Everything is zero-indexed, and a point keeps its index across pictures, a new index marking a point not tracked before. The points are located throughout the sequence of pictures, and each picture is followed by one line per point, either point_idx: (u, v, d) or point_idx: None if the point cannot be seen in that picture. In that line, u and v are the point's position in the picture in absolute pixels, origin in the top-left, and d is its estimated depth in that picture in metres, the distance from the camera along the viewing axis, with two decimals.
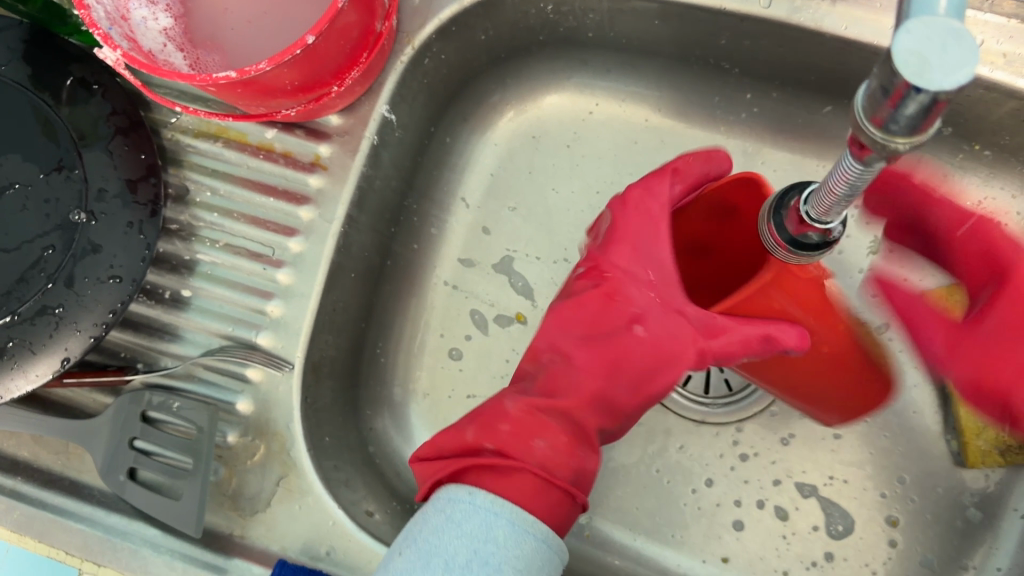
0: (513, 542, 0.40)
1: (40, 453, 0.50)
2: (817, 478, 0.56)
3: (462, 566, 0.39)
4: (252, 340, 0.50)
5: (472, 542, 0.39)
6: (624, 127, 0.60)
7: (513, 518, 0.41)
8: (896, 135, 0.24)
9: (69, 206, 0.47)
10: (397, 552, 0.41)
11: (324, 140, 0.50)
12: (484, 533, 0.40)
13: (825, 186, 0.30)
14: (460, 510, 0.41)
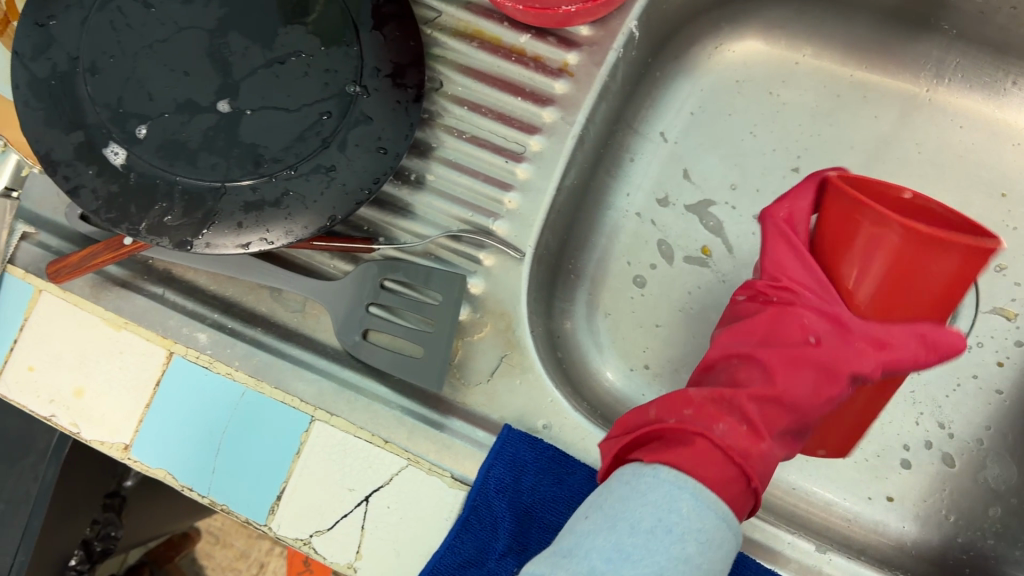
0: (697, 516, 0.37)
1: (278, 310, 0.54)
2: (976, 429, 0.58)
3: (648, 531, 0.37)
4: (489, 227, 0.53)
5: (656, 509, 0.37)
6: (826, 81, 0.63)
7: (698, 491, 0.38)
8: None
9: (346, 78, 0.50)
10: (580, 517, 0.40)
11: (574, 49, 0.53)
12: (669, 503, 0.38)
13: None
14: (645, 482, 0.39)
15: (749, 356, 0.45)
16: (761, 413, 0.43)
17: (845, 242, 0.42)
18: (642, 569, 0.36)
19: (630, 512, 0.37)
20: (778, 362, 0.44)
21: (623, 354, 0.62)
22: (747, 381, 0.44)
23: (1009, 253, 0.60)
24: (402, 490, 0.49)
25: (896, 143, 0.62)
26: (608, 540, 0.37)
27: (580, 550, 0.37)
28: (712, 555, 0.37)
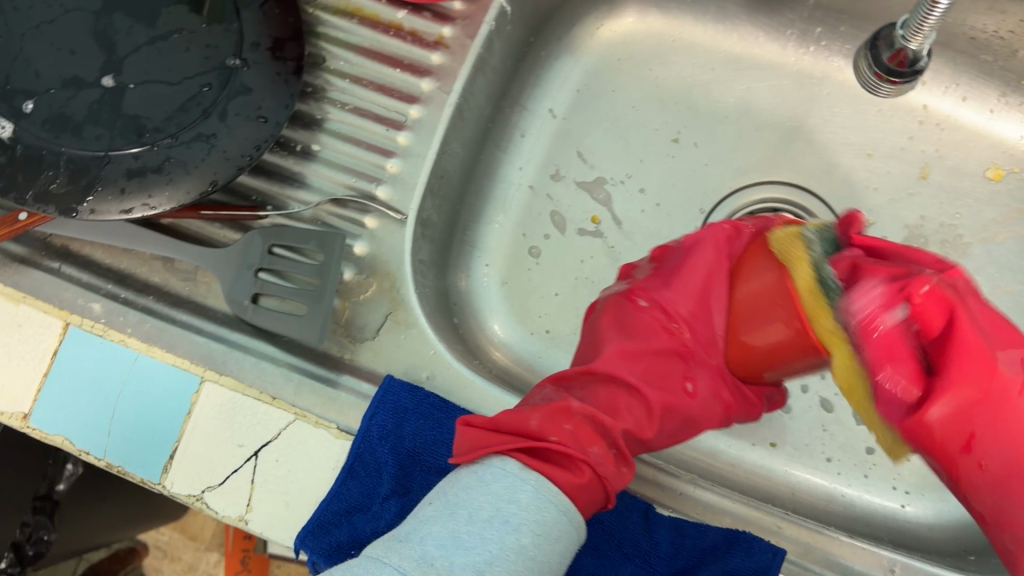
0: (535, 508, 0.43)
1: (170, 279, 0.56)
2: None
3: (485, 520, 0.43)
4: (372, 192, 0.55)
5: (496, 500, 0.43)
6: (701, 54, 0.67)
7: (536, 484, 0.44)
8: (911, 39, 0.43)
9: (226, 52, 0.53)
10: (427, 504, 0.45)
11: (448, 23, 0.57)
12: (510, 494, 0.43)
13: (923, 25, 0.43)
14: (491, 473, 0.45)
15: (629, 356, 0.52)
16: (607, 400, 0.50)
17: (771, 304, 0.48)
18: (473, 555, 0.41)
19: (470, 502, 0.43)
20: (642, 367, 0.52)
21: (519, 319, 0.64)
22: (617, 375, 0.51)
23: (876, 206, 0.63)
24: (290, 443, 0.51)
25: (767, 111, 0.65)
26: (446, 528, 0.42)
27: (419, 534, 0.42)
28: (546, 545, 0.43)
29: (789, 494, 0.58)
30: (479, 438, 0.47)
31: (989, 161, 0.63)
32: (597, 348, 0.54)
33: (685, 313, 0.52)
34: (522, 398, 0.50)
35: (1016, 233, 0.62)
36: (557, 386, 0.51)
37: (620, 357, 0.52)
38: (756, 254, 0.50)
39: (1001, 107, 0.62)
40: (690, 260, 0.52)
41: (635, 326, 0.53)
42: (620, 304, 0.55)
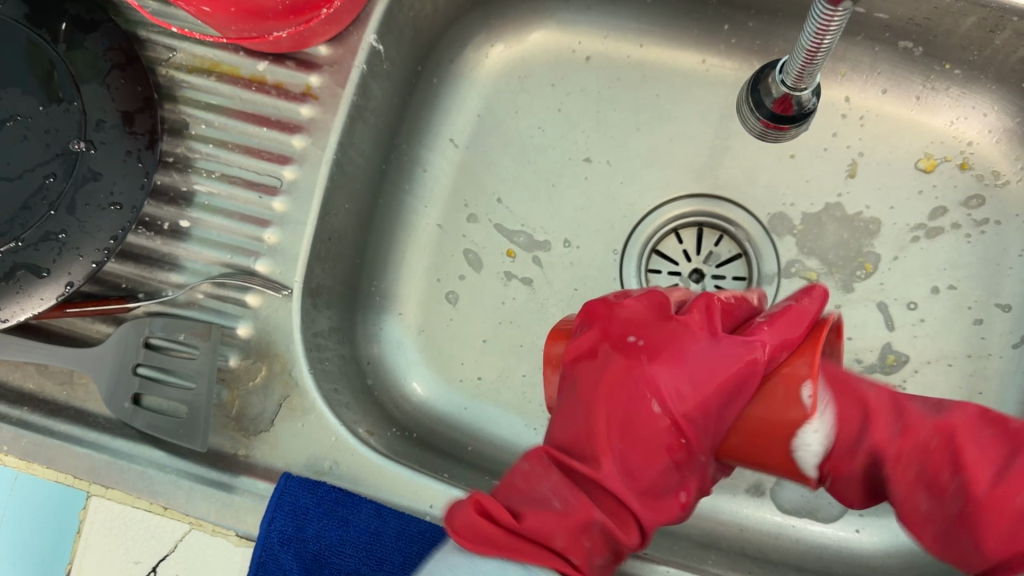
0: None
1: (46, 384, 0.51)
2: None
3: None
4: (251, 267, 0.51)
5: (516, 571, 0.38)
6: (606, 64, 0.62)
7: (603, 543, 0.39)
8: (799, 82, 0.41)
9: (69, 136, 0.48)
10: (421, 572, 0.39)
11: (314, 71, 0.52)
12: (565, 563, 0.38)
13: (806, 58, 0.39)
14: (536, 547, 0.39)
15: (606, 434, 0.42)
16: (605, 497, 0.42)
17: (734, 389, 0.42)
18: None
19: (478, 573, 0.37)
20: (657, 463, 0.42)
21: (439, 370, 0.60)
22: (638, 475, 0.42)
23: (803, 211, 0.59)
24: (188, 554, 0.48)
25: (681, 119, 0.61)
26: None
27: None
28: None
29: (736, 531, 0.55)
30: (501, 537, 0.39)
31: (921, 152, 0.58)
32: (624, 417, 0.43)
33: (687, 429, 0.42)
34: (529, 485, 0.42)
35: (954, 227, 0.57)
36: (537, 458, 0.43)
37: (594, 420, 0.43)
38: (731, 338, 0.42)
39: (928, 92, 0.58)
40: (653, 322, 0.45)
41: (609, 381, 0.43)
42: (673, 366, 0.43)
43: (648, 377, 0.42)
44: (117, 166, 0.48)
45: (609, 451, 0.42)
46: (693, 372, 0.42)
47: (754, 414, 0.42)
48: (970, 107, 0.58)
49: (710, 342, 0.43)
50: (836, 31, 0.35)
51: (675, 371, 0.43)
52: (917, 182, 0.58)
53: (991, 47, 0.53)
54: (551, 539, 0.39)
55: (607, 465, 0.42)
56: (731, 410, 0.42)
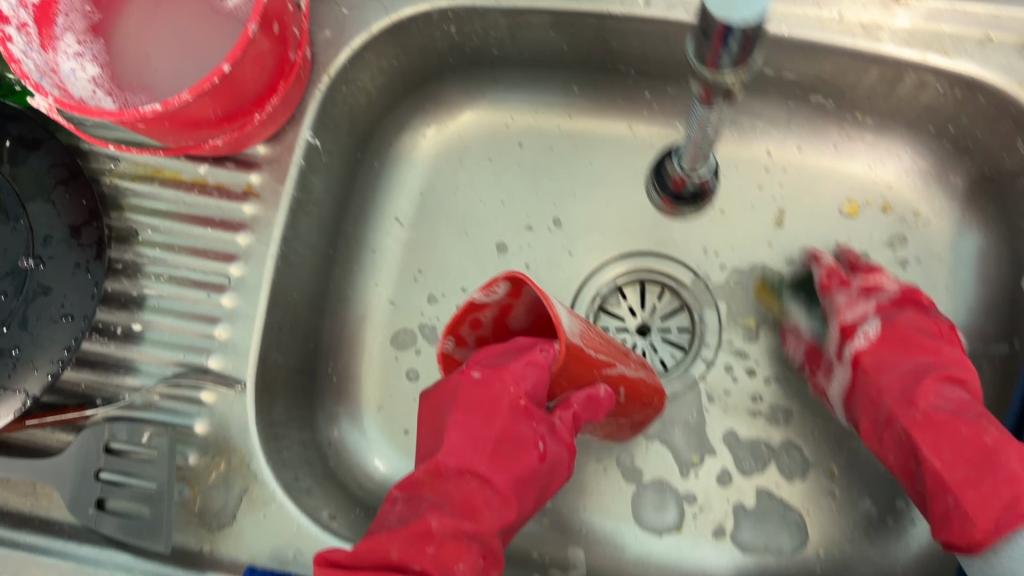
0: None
1: (9, 496, 0.52)
2: (739, 426, 0.60)
3: None
4: (204, 364, 0.52)
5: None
6: (540, 136, 0.65)
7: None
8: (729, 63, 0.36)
9: (18, 254, 0.50)
10: None
11: (254, 170, 0.53)
12: None
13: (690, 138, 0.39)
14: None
15: (456, 452, 0.46)
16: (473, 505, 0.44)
17: (466, 403, 0.46)
18: None
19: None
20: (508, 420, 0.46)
21: (402, 446, 0.61)
22: (478, 498, 0.44)
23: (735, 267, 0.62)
24: None
25: (613, 183, 0.64)
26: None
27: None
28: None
29: None
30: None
31: (843, 197, 0.62)
32: (467, 437, 0.46)
33: (496, 423, 0.46)
34: (377, 524, 0.46)
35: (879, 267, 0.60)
36: (406, 495, 0.46)
37: (485, 447, 0.45)
38: (468, 368, 0.47)
39: (845, 141, 0.61)
40: (472, 372, 0.47)
41: (482, 399, 0.46)
42: (521, 372, 0.46)
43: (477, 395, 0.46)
44: (68, 280, 0.50)
45: (492, 472, 0.45)
46: (478, 424, 0.46)
47: (500, 387, 0.46)
48: (885, 152, 0.61)
49: (481, 375, 0.46)
50: None
51: (476, 385, 0.46)
52: (844, 226, 0.62)
53: (896, 98, 0.55)
54: (463, 467, 0.45)
55: (495, 471, 0.45)
56: (502, 413, 0.46)
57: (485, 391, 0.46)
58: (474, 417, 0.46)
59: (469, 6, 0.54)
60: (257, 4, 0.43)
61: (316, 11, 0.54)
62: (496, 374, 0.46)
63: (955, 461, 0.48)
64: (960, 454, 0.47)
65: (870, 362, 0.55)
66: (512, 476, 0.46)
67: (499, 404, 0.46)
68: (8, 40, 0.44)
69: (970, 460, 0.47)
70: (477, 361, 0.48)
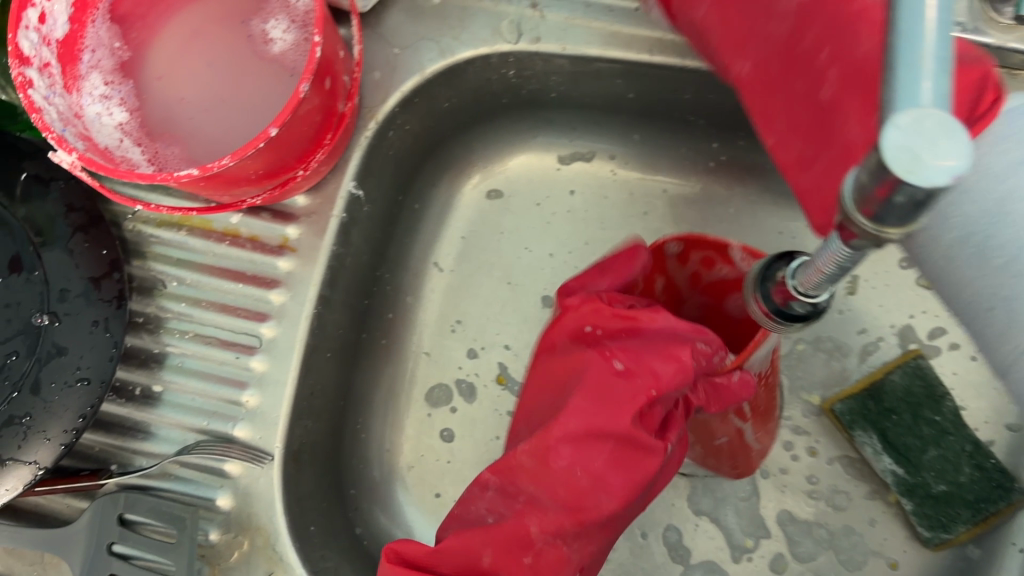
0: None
1: (14, 564, 0.48)
2: (799, 508, 0.56)
3: None
4: (229, 433, 0.48)
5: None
6: (593, 183, 0.61)
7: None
8: (887, 227, 0.23)
9: (30, 309, 0.46)
10: None
11: (291, 222, 0.49)
12: None
13: (810, 264, 0.29)
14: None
15: (568, 441, 0.41)
16: (574, 497, 0.40)
17: (588, 390, 0.42)
18: None
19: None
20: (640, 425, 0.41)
21: (433, 512, 0.57)
22: (588, 488, 0.40)
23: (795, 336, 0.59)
24: None
25: (671, 237, 0.59)
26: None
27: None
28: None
29: None
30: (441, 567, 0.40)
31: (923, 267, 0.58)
32: (580, 422, 0.41)
33: (626, 418, 0.40)
34: (464, 509, 0.43)
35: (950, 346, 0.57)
36: (499, 481, 0.43)
37: (608, 442, 0.41)
38: (607, 352, 0.43)
39: None
40: (609, 359, 0.43)
41: (612, 385, 0.42)
42: (661, 368, 0.42)
43: (623, 374, 0.42)
44: (86, 341, 0.46)
45: (608, 472, 0.41)
46: (602, 411, 0.41)
47: (639, 375, 0.42)
48: None
49: (616, 366, 0.42)
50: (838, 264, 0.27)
51: (622, 364, 0.42)
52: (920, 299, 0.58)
53: None
54: (575, 460, 0.41)
55: (611, 475, 0.41)
56: (637, 397, 0.41)
57: (628, 373, 0.42)
58: (607, 395, 0.41)
59: (531, 51, 0.49)
60: (311, 61, 0.38)
61: (365, 50, 0.50)
62: (638, 368, 0.42)
63: (811, 173, 0.41)
64: (793, 121, 0.42)
65: (771, 82, 0.42)
66: (631, 478, 0.41)
67: (634, 389, 0.41)
68: (30, 85, 0.38)
69: (804, 129, 0.41)
70: (599, 337, 0.45)
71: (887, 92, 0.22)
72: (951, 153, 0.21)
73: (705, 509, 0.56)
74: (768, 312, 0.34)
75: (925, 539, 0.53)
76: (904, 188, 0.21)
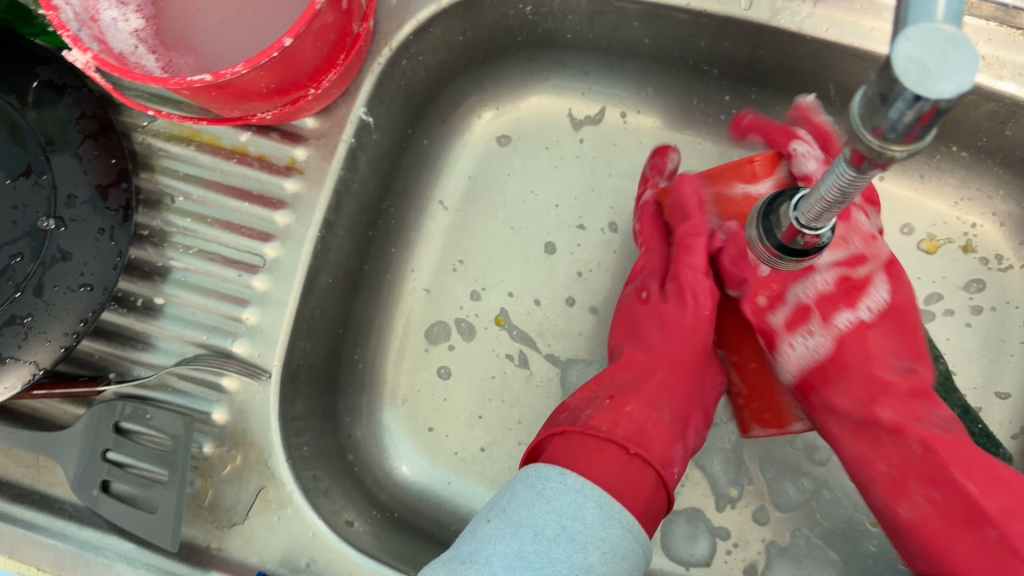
0: (599, 524, 0.40)
1: (9, 466, 0.49)
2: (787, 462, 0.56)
3: (551, 539, 0.40)
4: (228, 348, 0.48)
5: (560, 518, 0.40)
6: (602, 131, 0.61)
7: (602, 502, 0.41)
8: (893, 143, 0.23)
9: (37, 213, 0.46)
10: (483, 521, 0.43)
11: (300, 143, 0.50)
12: (573, 511, 0.41)
13: (814, 193, 0.30)
14: (551, 487, 0.42)
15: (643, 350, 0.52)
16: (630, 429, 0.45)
17: (631, 316, 0.54)
18: None
19: (533, 522, 0.40)
20: (642, 311, 0.54)
21: (424, 444, 0.58)
22: (652, 398, 0.48)
23: None
24: None
25: None
26: (510, 547, 0.40)
27: (480, 555, 0.40)
28: (614, 564, 0.40)
29: None
30: (605, 448, 0.44)
31: (923, 233, 0.58)
32: (630, 335, 0.53)
33: (621, 322, 0.55)
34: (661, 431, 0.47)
35: (950, 311, 0.57)
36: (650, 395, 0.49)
37: (626, 341, 0.53)
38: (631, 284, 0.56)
39: (933, 171, 0.57)
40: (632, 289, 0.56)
41: (631, 312, 0.55)
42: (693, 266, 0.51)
43: (642, 297, 0.54)
44: (91, 248, 0.46)
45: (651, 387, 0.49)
46: (625, 329, 0.54)
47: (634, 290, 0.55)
48: (972, 189, 0.57)
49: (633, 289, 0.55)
50: (850, 198, 0.28)
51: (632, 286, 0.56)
52: (920, 263, 0.58)
53: (1002, 136, 0.50)
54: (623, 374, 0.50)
55: (630, 373, 0.50)
56: (645, 296, 0.54)
57: (642, 289, 0.55)
58: (634, 318, 0.54)
59: None
60: None
61: None
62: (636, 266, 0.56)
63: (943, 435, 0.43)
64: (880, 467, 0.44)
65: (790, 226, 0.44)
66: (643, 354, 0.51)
67: (639, 299, 0.54)
68: None
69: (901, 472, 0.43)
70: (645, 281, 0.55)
71: (902, 8, 0.22)
72: (964, 65, 0.21)
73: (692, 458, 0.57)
74: (772, 249, 0.34)
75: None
76: (913, 102, 0.21)
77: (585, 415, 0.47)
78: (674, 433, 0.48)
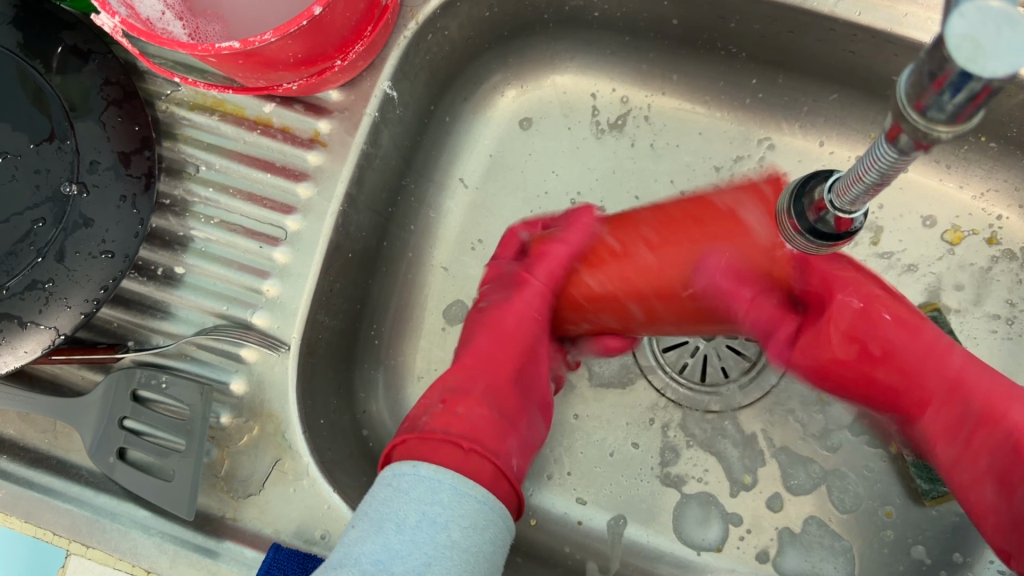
0: (456, 503, 0.41)
1: (27, 431, 0.49)
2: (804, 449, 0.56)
3: (413, 526, 0.39)
4: (248, 320, 0.48)
5: (419, 504, 0.40)
6: (625, 112, 0.60)
7: (456, 482, 0.42)
8: (940, 124, 0.23)
9: (60, 177, 0.46)
10: (348, 527, 0.41)
11: (324, 116, 0.49)
12: (430, 496, 0.41)
13: (850, 173, 0.29)
14: (406, 481, 0.41)
15: (478, 357, 0.51)
16: (466, 425, 0.45)
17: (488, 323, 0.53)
18: (410, 562, 0.38)
19: (395, 513, 0.40)
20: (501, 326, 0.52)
21: None
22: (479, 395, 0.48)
23: None
24: None
25: (700, 172, 0.59)
26: (377, 543, 0.39)
27: (350, 557, 0.38)
28: (476, 535, 0.41)
29: None
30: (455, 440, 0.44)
31: (947, 224, 0.58)
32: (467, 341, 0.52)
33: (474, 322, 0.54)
34: (501, 429, 0.47)
35: (973, 303, 0.57)
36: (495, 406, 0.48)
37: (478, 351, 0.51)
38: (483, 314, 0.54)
39: (960, 161, 0.56)
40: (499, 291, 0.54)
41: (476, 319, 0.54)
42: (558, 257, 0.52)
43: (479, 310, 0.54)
44: (112, 215, 0.46)
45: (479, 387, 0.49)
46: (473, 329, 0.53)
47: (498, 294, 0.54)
48: (999, 180, 0.56)
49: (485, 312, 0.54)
50: (890, 182, 0.27)
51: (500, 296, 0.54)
52: (943, 254, 0.57)
53: None
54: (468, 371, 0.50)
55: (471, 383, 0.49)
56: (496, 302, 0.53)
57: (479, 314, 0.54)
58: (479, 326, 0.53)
59: None
60: None
61: None
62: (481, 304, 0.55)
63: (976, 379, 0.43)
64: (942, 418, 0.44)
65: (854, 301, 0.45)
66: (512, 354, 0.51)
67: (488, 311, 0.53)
68: None
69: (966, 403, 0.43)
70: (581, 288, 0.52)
71: None
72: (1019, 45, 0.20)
73: (707, 443, 0.56)
74: (800, 230, 0.34)
75: (922, 491, 0.53)
76: (964, 80, 0.21)
77: (422, 422, 0.46)
78: (506, 426, 0.47)
